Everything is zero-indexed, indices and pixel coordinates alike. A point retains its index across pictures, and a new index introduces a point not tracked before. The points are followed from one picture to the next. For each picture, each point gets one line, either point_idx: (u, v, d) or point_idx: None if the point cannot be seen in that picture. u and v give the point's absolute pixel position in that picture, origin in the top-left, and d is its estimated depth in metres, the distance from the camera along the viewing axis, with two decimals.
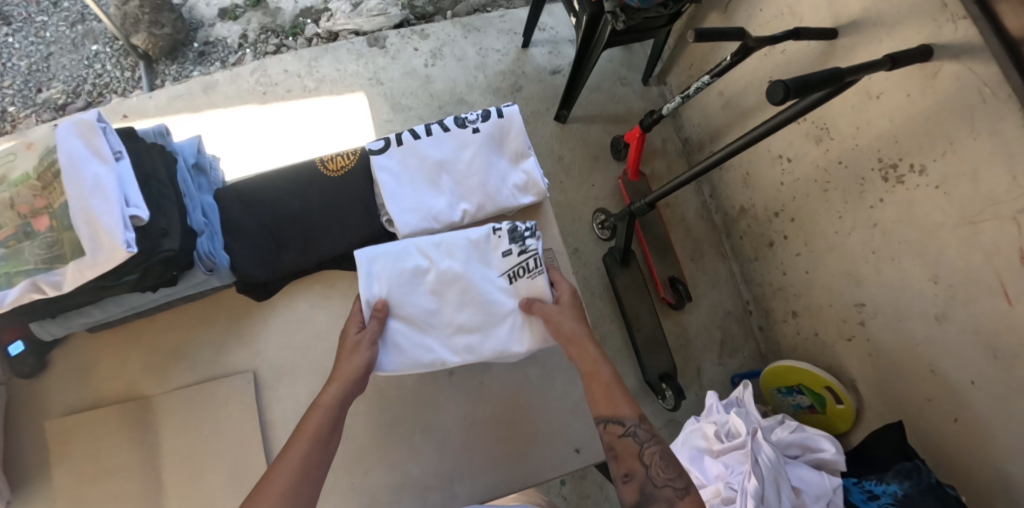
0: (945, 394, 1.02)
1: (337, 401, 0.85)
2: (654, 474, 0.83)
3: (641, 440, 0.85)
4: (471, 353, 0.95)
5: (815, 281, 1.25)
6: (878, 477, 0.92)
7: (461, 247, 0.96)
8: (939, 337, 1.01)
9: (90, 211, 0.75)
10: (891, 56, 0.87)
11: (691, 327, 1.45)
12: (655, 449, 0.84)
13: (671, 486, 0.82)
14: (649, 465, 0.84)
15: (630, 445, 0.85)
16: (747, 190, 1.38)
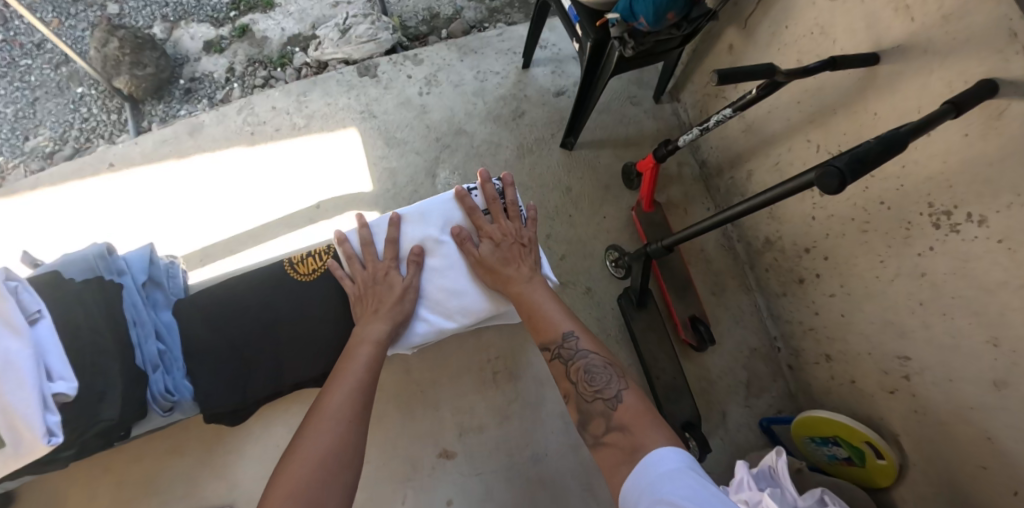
0: (1003, 466, 0.92)
1: (382, 337, 0.91)
2: (585, 390, 0.86)
3: (566, 360, 0.89)
4: (469, 315, 0.99)
5: (851, 326, 1.13)
6: None
7: (436, 212, 1.00)
8: (996, 404, 0.90)
9: (5, 398, 0.70)
10: (950, 105, 0.74)
11: (715, 368, 1.34)
12: (584, 364, 0.88)
13: (603, 397, 0.84)
14: (577, 383, 0.87)
15: (560, 368, 0.90)
16: (774, 222, 1.26)
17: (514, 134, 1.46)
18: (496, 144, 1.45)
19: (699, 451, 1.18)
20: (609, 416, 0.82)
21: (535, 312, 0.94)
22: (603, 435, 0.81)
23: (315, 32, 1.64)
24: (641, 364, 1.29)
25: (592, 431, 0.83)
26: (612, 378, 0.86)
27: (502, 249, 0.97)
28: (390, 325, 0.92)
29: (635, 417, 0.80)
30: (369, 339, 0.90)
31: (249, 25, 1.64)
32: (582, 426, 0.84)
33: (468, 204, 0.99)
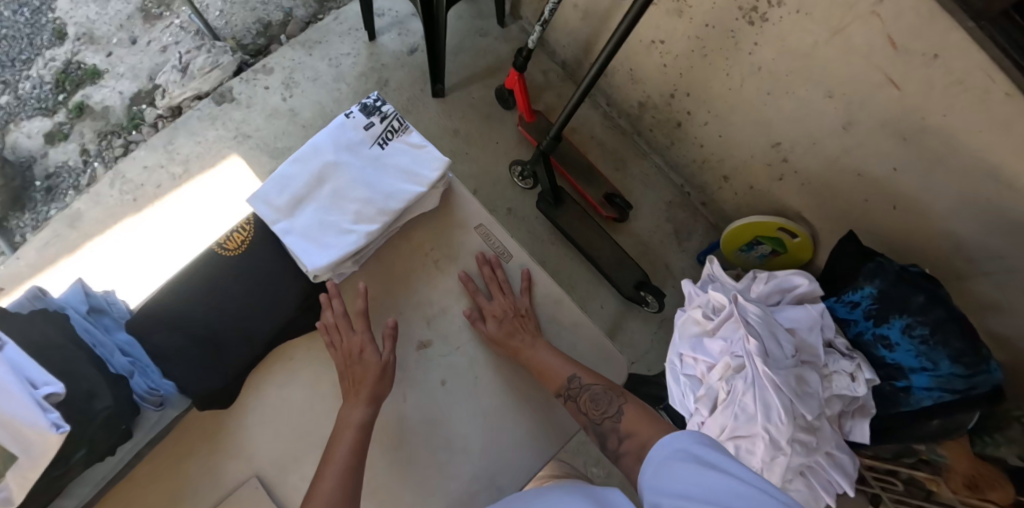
0: (878, 191, 1.09)
1: (368, 422, 0.69)
2: (591, 416, 0.73)
3: (583, 405, 0.73)
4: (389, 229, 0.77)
5: (731, 141, 1.28)
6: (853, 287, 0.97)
7: (306, 154, 0.75)
8: (852, 143, 1.07)
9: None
10: None
11: (644, 231, 1.47)
12: (592, 391, 0.73)
13: (608, 419, 0.73)
14: (589, 414, 0.73)
15: (575, 411, 0.73)
16: (638, 85, 1.38)
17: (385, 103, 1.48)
18: None
19: (659, 299, 1.33)
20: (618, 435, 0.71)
21: (540, 365, 0.74)
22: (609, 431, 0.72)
23: (156, 82, 1.56)
24: (580, 251, 1.40)
25: (606, 449, 0.72)
26: (612, 398, 0.74)
27: (507, 323, 0.75)
28: (373, 404, 0.70)
29: (638, 415, 0.72)
30: (349, 426, 0.68)
31: (83, 100, 1.54)
32: (599, 441, 0.73)
33: (332, 130, 0.77)
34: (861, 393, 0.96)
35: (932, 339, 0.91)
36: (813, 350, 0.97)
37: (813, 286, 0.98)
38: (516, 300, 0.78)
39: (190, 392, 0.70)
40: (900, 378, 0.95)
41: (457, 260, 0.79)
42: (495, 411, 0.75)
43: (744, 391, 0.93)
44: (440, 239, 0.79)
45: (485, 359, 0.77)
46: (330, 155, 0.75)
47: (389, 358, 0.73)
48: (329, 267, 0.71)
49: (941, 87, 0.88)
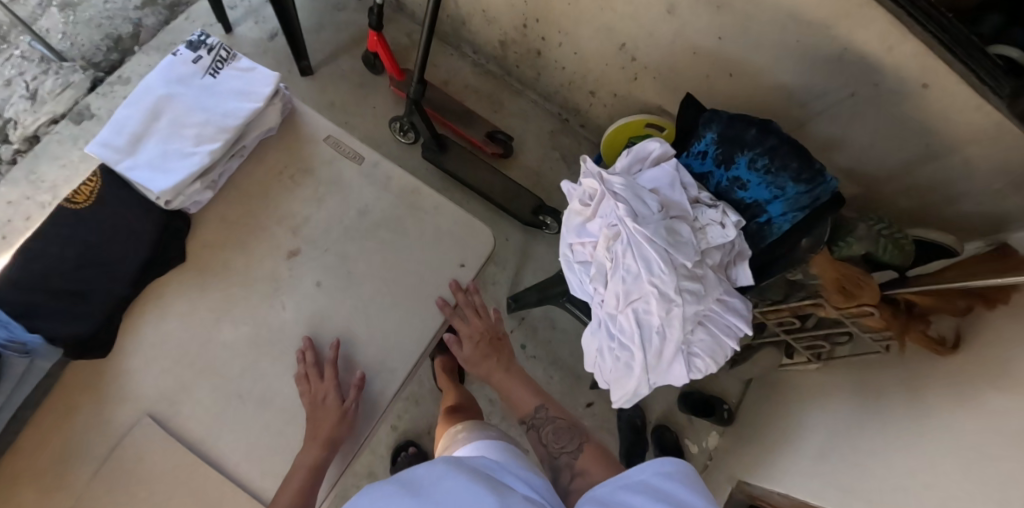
0: (714, 64, 1.19)
1: (320, 465, 0.69)
2: (552, 448, 0.88)
3: (541, 424, 0.93)
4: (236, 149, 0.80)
5: (586, 57, 1.36)
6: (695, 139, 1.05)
7: (136, 93, 0.77)
8: (681, 25, 1.16)
9: None
10: None
11: (533, 162, 1.52)
12: (550, 427, 0.91)
13: (567, 449, 0.87)
14: (546, 441, 0.89)
15: (534, 433, 0.92)
16: (493, 25, 1.43)
17: None
18: None
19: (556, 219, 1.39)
20: (568, 462, 0.85)
21: (515, 392, 0.98)
22: (571, 482, 0.83)
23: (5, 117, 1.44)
24: (473, 191, 1.44)
25: (563, 479, 0.84)
26: (570, 434, 0.89)
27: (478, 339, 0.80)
28: (326, 447, 0.70)
29: (593, 459, 0.84)
30: (301, 467, 0.69)
31: None
32: (553, 474, 0.86)
33: (160, 67, 0.79)
34: (732, 236, 1.05)
35: (774, 166, 1.00)
36: (680, 205, 1.04)
37: (666, 148, 1.04)
38: (375, 196, 0.81)
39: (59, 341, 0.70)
40: (761, 214, 1.05)
41: (312, 172, 0.82)
42: (374, 299, 0.78)
43: (625, 256, 1.00)
44: (293, 157, 0.82)
45: (358, 255, 0.79)
46: (160, 88, 0.77)
47: (352, 402, 0.72)
48: (175, 188, 0.73)
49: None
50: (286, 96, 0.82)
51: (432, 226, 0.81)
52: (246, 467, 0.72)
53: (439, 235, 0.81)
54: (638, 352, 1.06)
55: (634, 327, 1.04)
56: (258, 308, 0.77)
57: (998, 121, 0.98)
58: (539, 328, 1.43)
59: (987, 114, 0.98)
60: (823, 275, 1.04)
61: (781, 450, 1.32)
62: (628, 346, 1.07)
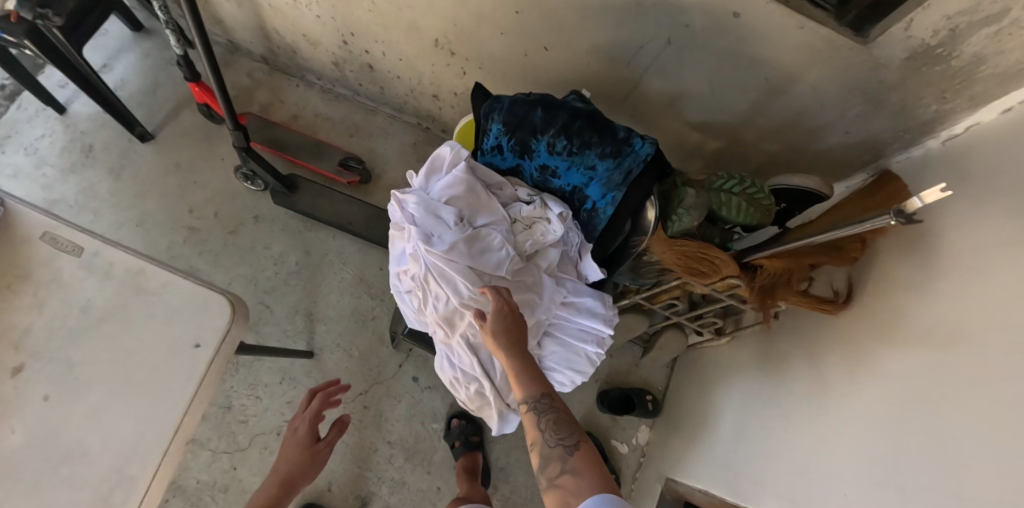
0: (526, 41, 1.07)
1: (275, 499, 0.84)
2: (546, 437, 0.74)
3: (540, 410, 0.76)
4: None
5: (412, 62, 1.25)
6: (484, 133, 0.94)
7: None
8: (476, 7, 1.04)
9: None
10: None
11: (398, 180, 1.41)
12: (550, 413, 0.75)
13: (564, 440, 0.73)
14: (543, 429, 0.74)
15: (531, 418, 0.76)
16: (319, 47, 1.32)
17: (98, 166, 1.41)
18: (91, 186, 1.39)
19: None
20: (564, 464, 0.70)
21: (526, 372, 0.80)
22: (555, 476, 0.70)
23: None
24: (334, 225, 1.35)
25: (544, 474, 0.71)
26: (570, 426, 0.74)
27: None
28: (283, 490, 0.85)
29: (588, 463, 0.70)
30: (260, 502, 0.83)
31: None
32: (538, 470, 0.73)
33: None
34: (559, 232, 0.94)
35: (574, 145, 0.88)
36: (490, 208, 0.93)
37: (458, 150, 0.93)
38: (98, 288, 0.74)
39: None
40: (585, 200, 0.93)
41: (29, 276, 0.75)
42: (108, 400, 0.72)
43: (430, 280, 0.90)
44: (10, 262, 0.75)
45: (88, 355, 0.73)
46: None
47: (323, 444, 0.92)
48: None
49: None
50: None
51: (162, 309, 0.74)
52: None
53: (170, 317, 0.74)
54: (483, 379, 0.95)
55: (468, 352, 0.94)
56: None
57: (830, 40, 0.85)
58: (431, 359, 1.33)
59: (813, 30, 0.84)
60: (666, 258, 0.92)
61: (702, 440, 1.19)
62: (473, 375, 0.96)
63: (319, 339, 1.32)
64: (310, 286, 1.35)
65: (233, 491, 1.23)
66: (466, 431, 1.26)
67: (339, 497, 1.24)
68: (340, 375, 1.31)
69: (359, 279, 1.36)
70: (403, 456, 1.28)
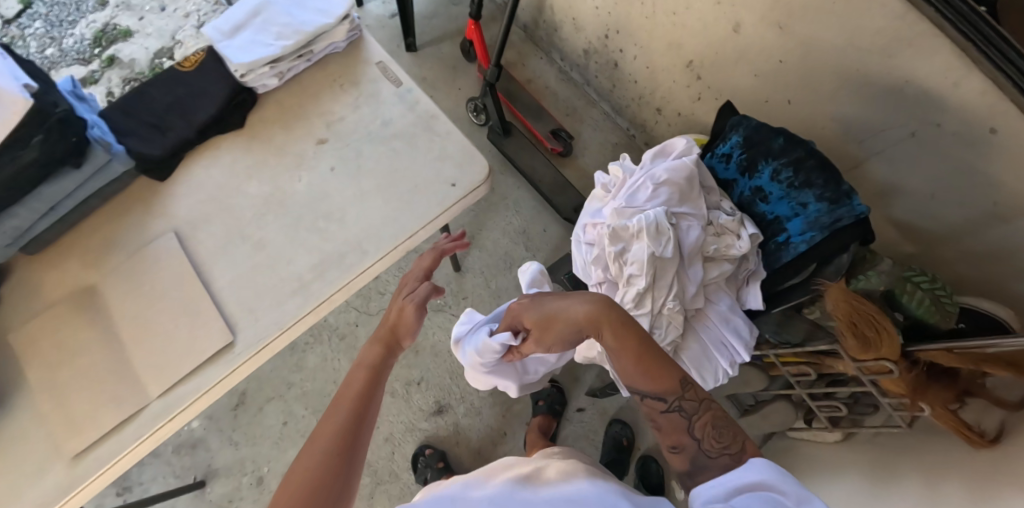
0: (774, 88, 1.18)
1: (377, 366, 0.77)
2: (705, 444, 0.68)
3: (689, 413, 0.70)
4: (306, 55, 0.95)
5: (656, 71, 1.40)
6: (723, 141, 1.07)
7: None
8: (744, 44, 1.18)
9: None
10: None
11: (590, 167, 1.57)
12: (707, 418, 0.69)
13: (727, 451, 0.67)
14: (699, 437, 0.69)
15: (678, 421, 0.70)
16: (580, 32, 1.52)
17: None
18: None
19: None
20: (721, 471, 0.66)
21: (655, 364, 0.73)
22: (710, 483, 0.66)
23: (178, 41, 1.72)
24: (524, 178, 1.53)
25: (704, 478, 0.67)
26: (731, 426, 0.68)
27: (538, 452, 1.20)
28: (386, 350, 0.81)
29: None
30: (365, 366, 0.77)
31: (114, 53, 1.68)
32: (686, 476, 0.69)
33: None
34: (743, 249, 1.02)
35: (797, 180, 0.98)
36: (695, 203, 1.05)
37: (691, 146, 1.08)
38: (400, 114, 0.94)
39: (135, 153, 0.90)
40: (781, 232, 1.01)
41: (356, 84, 0.96)
42: (368, 194, 0.89)
43: (624, 235, 1.03)
44: (348, 70, 0.97)
45: (370, 155, 0.91)
46: None
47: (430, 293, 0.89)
48: (250, 64, 0.91)
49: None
50: (355, 23, 0.97)
51: (438, 147, 0.91)
52: (226, 289, 0.85)
53: (440, 157, 0.91)
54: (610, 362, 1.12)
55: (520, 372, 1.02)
56: (280, 175, 0.91)
57: None
58: None
59: None
60: (835, 312, 0.96)
61: None
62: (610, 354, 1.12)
63: (469, 261, 1.48)
64: (480, 216, 1.52)
65: (347, 343, 1.43)
66: (552, 397, 1.37)
67: (423, 392, 1.41)
68: (471, 297, 1.46)
69: (522, 230, 1.51)
70: (490, 388, 1.41)
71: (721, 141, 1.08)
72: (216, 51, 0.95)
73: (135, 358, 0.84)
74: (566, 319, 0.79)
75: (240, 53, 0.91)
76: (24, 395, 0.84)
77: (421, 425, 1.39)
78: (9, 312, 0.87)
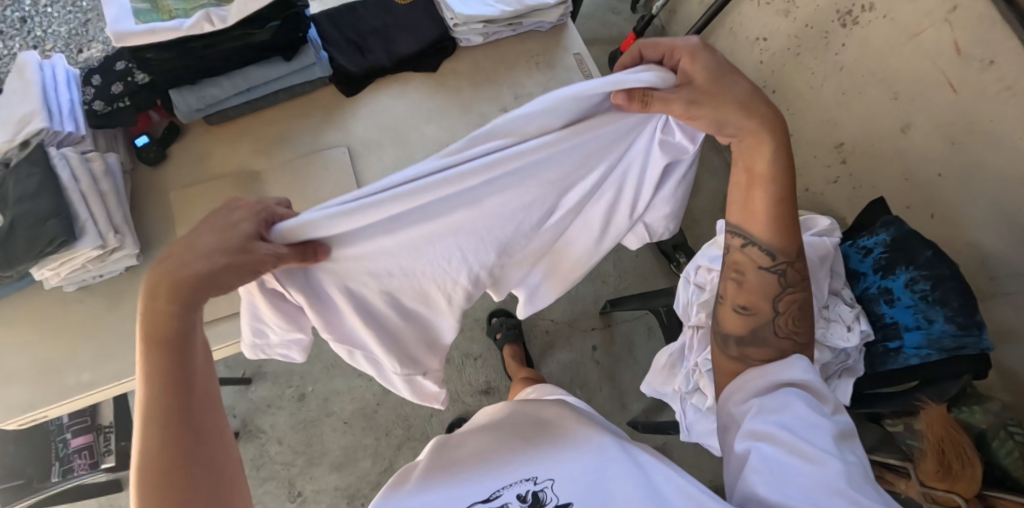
0: (920, 197, 1.18)
1: (186, 334, 0.55)
2: (779, 321, 0.73)
3: (785, 283, 0.73)
4: (516, 26, 0.98)
5: (799, 141, 1.41)
6: (868, 235, 1.06)
7: None
8: (906, 146, 1.18)
9: None
10: None
11: (697, 210, 1.60)
12: (794, 298, 0.73)
13: (795, 335, 0.73)
14: (779, 311, 0.73)
15: (770, 282, 0.73)
16: None
17: None
18: None
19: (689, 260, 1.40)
20: (774, 347, 0.73)
21: (781, 220, 0.71)
22: (755, 359, 0.73)
23: None
24: None
25: (758, 344, 0.73)
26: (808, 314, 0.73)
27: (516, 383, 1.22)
28: (184, 304, 0.54)
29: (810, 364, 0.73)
30: (165, 339, 0.55)
31: None
32: (737, 337, 0.75)
33: None
34: (849, 344, 0.99)
35: (931, 296, 0.96)
36: (817, 283, 1.03)
37: (832, 228, 1.06)
38: None
39: (335, 64, 0.93)
40: (894, 338, 0.99)
41: (551, 66, 0.99)
42: None
43: None
44: (546, 50, 1.00)
45: None
46: None
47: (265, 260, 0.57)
48: (468, 18, 0.94)
49: (998, 93, 0.99)
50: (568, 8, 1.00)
51: None
52: None
53: None
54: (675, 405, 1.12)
55: (634, 121, 0.64)
56: (458, 127, 0.94)
57: None
58: (616, 344, 1.46)
59: None
60: (927, 434, 0.97)
61: None
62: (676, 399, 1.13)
63: None
64: None
65: None
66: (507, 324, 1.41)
67: (477, 368, 1.44)
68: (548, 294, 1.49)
69: (615, 248, 1.52)
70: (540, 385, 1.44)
71: (866, 232, 1.07)
72: None
73: None
74: (736, 123, 0.65)
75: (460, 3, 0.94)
76: None
77: (466, 399, 1.42)
78: (175, 172, 0.91)
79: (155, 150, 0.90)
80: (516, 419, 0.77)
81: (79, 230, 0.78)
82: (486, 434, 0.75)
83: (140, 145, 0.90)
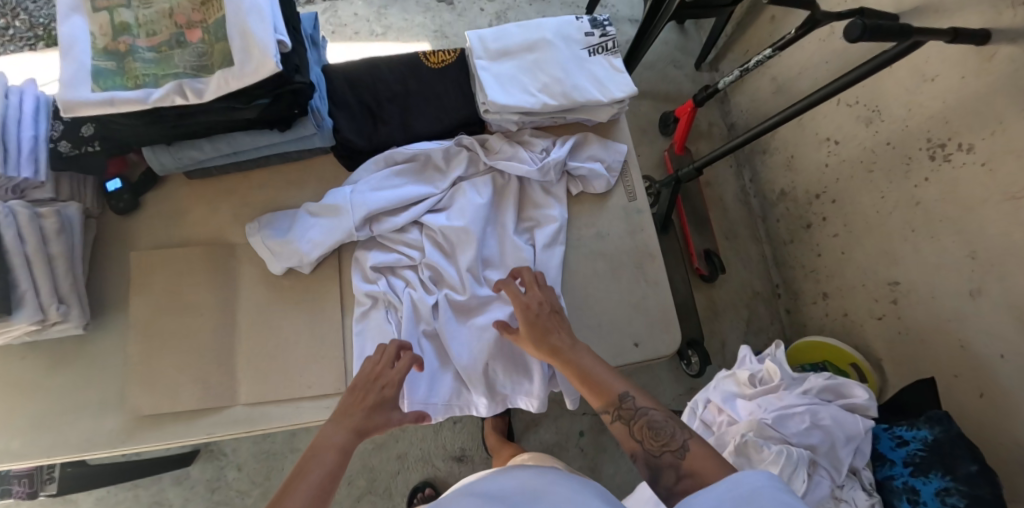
0: (972, 370, 1.04)
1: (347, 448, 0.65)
2: (648, 446, 0.62)
3: (627, 419, 0.64)
4: (556, 121, 0.86)
5: (849, 261, 1.27)
6: (908, 424, 0.94)
7: (543, 32, 0.85)
8: (969, 313, 1.03)
9: (246, 24, 0.63)
10: (952, 30, 0.88)
11: (721, 301, 1.49)
12: (648, 416, 0.63)
13: (669, 447, 0.61)
14: (643, 439, 0.63)
15: (622, 432, 0.64)
16: (791, 173, 1.39)
17: None
18: None
19: (700, 365, 1.27)
20: (670, 473, 0.60)
21: (596, 377, 0.68)
22: (675, 483, 0.60)
23: None
24: None
25: (661, 482, 0.61)
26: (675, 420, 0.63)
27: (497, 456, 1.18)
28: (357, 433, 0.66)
29: (703, 459, 0.59)
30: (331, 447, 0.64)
31: None
32: (651, 480, 0.62)
33: (565, 26, 0.86)
34: None
35: None
36: (837, 462, 0.92)
37: (869, 406, 0.94)
38: (619, 232, 0.85)
39: (340, 135, 0.81)
40: None
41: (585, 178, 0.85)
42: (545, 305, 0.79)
43: (754, 455, 0.90)
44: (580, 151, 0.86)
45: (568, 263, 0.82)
46: (554, 43, 0.85)
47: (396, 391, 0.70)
48: (502, 107, 0.81)
49: None
50: (620, 109, 0.86)
51: (638, 295, 0.82)
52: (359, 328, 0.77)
53: (633, 304, 0.82)
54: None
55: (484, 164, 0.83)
56: None
57: None
58: (605, 434, 1.37)
59: None
60: None
61: None
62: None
63: None
64: None
65: None
66: None
67: (454, 432, 1.36)
68: None
69: None
70: None
71: (908, 421, 0.94)
72: (471, 65, 0.85)
73: (239, 348, 0.77)
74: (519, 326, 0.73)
75: (498, 88, 0.81)
76: (122, 320, 0.79)
77: (436, 463, 1.34)
78: (145, 227, 0.81)
79: (126, 199, 0.80)
80: (522, 491, 0.65)
81: (16, 301, 0.68)
82: (480, 504, 0.63)
83: (111, 190, 0.80)
